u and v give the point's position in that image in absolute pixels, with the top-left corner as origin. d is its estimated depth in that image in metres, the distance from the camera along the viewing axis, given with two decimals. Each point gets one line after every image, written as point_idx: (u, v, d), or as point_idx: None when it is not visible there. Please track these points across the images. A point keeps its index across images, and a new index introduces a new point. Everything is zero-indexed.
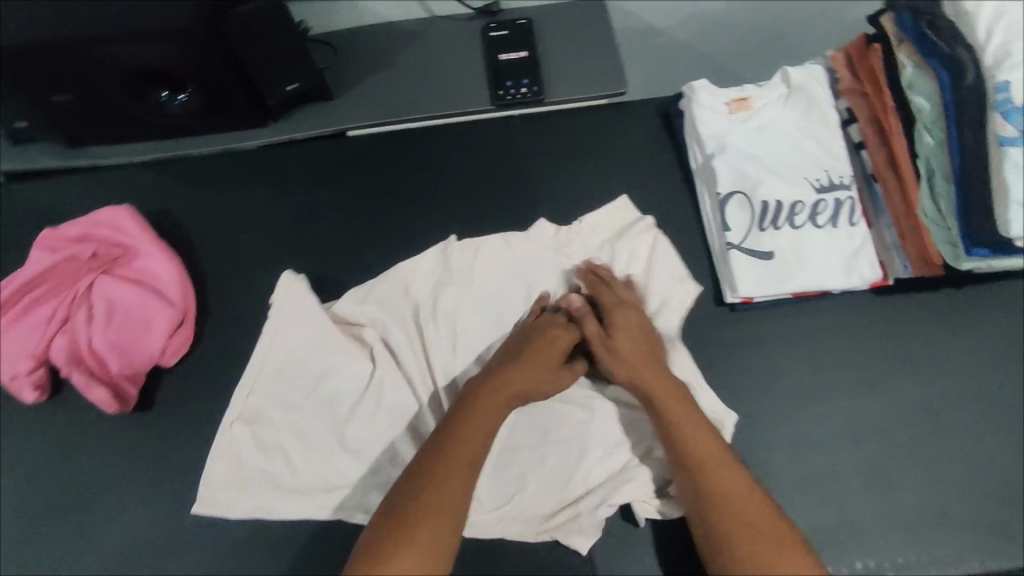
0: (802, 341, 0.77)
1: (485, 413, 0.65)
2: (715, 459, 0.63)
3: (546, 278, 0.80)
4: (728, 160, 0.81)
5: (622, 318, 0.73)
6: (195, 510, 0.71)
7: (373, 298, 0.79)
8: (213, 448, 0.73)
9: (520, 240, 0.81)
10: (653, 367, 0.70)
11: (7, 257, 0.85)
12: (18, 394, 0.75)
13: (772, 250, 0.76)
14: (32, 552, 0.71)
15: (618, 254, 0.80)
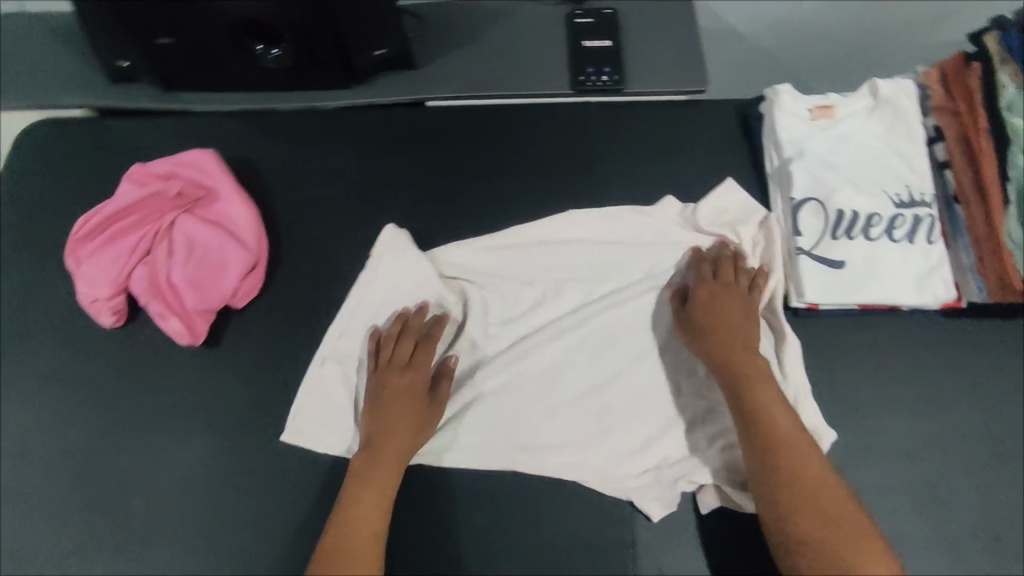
0: (862, 354, 0.77)
1: (400, 419, 0.73)
2: (801, 450, 0.68)
3: (642, 258, 0.82)
4: (807, 166, 0.80)
5: (724, 302, 0.76)
6: (281, 437, 0.74)
7: (459, 257, 0.82)
8: (305, 382, 0.76)
9: (616, 222, 0.83)
10: (750, 354, 0.73)
11: (94, 188, 0.89)
12: (96, 317, 0.78)
13: (843, 259, 0.76)
14: (92, 466, 0.74)
15: (745, 236, 0.81)
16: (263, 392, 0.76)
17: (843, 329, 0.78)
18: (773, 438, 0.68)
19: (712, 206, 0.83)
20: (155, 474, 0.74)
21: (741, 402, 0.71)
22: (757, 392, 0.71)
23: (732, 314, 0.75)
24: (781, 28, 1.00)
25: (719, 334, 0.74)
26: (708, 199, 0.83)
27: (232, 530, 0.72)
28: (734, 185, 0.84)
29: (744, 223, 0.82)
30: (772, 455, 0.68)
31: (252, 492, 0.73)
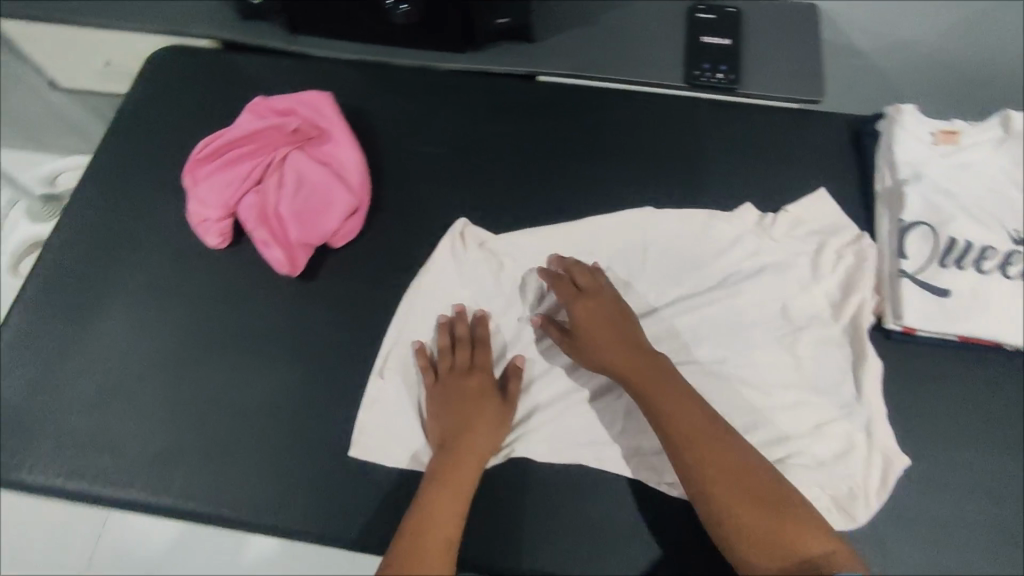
0: (954, 388, 0.75)
1: (463, 416, 0.72)
2: (711, 439, 0.67)
3: (727, 259, 0.81)
4: (923, 190, 0.78)
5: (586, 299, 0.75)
6: (350, 454, 0.73)
7: (523, 249, 0.83)
8: (365, 396, 0.75)
9: (703, 220, 0.83)
10: (619, 347, 0.73)
11: (214, 116, 0.93)
12: (204, 237, 0.82)
13: (950, 288, 0.74)
14: (178, 375, 0.76)
15: (827, 249, 0.81)
16: (350, 331, 0.79)
17: (936, 360, 0.76)
18: (691, 435, 0.67)
19: (800, 214, 0.83)
20: (237, 392, 0.76)
21: (653, 408, 0.69)
22: (648, 383, 0.70)
23: (587, 308, 0.75)
24: (903, 50, 0.96)
25: (590, 334, 0.74)
26: (790, 208, 0.83)
27: (301, 459, 0.73)
28: (822, 197, 0.84)
29: (836, 237, 0.81)
30: (695, 453, 0.66)
31: (325, 425, 0.74)
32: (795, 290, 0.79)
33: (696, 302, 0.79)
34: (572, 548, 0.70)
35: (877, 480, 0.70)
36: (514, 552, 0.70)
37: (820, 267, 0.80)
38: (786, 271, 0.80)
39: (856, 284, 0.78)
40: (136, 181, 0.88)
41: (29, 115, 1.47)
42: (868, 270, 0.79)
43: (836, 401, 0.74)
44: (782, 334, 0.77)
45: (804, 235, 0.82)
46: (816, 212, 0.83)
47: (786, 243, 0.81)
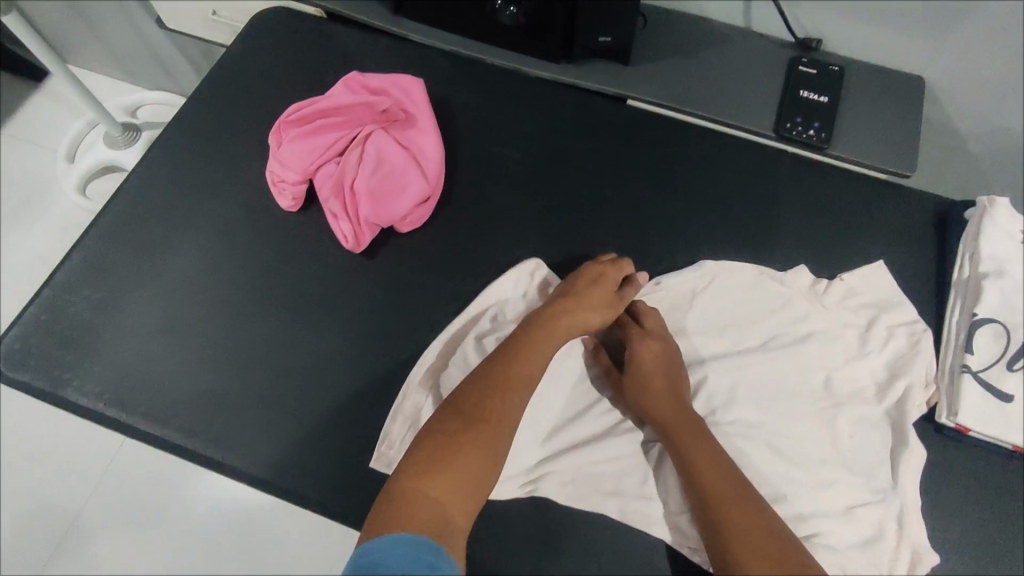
0: (999, 495, 0.72)
1: (529, 356, 0.71)
2: (731, 495, 0.65)
3: (785, 317, 0.79)
4: (1002, 288, 0.76)
5: (652, 349, 0.75)
6: (371, 465, 0.72)
7: None
8: (393, 407, 0.75)
9: (765, 275, 0.81)
10: (665, 391, 0.72)
11: (306, 82, 0.95)
12: (279, 197, 0.84)
13: (1014, 394, 0.72)
14: (227, 325, 0.78)
15: (879, 326, 0.78)
16: (402, 314, 0.80)
17: (986, 465, 0.73)
18: (711, 488, 0.66)
19: (854, 283, 0.81)
20: (283, 353, 0.77)
21: (678, 454, 0.69)
22: (682, 430, 0.70)
23: (647, 350, 0.75)
24: (1006, 140, 0.92)
25: (642, 376, 0.73)
26: (847, 277, 0.81)
27: (333, 430, 0.74)
28: (882, 271, 0.82)
29: (894, 315, 0.79)
30: (711, 503, 0.65)
31: (361, 402, 0.75)
32: (850, 362, 0.77)
33: (745, 356, 0.77)
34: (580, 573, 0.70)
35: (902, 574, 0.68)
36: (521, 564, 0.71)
37: (882, 345, 0.78)
38: (842, 343, 0.78)
39: (918, 369, 0.76)
40: (224, 130, 0.91)
41: (128, 48, 1.54)
42: (928, 356, 0.76)
43: (870, 485, 0.71)
44: (830, 404, 0.75)
45: (857, 308, 0.80)
46: (874, 282, 0.81)
47: (850, 313, 0.79)
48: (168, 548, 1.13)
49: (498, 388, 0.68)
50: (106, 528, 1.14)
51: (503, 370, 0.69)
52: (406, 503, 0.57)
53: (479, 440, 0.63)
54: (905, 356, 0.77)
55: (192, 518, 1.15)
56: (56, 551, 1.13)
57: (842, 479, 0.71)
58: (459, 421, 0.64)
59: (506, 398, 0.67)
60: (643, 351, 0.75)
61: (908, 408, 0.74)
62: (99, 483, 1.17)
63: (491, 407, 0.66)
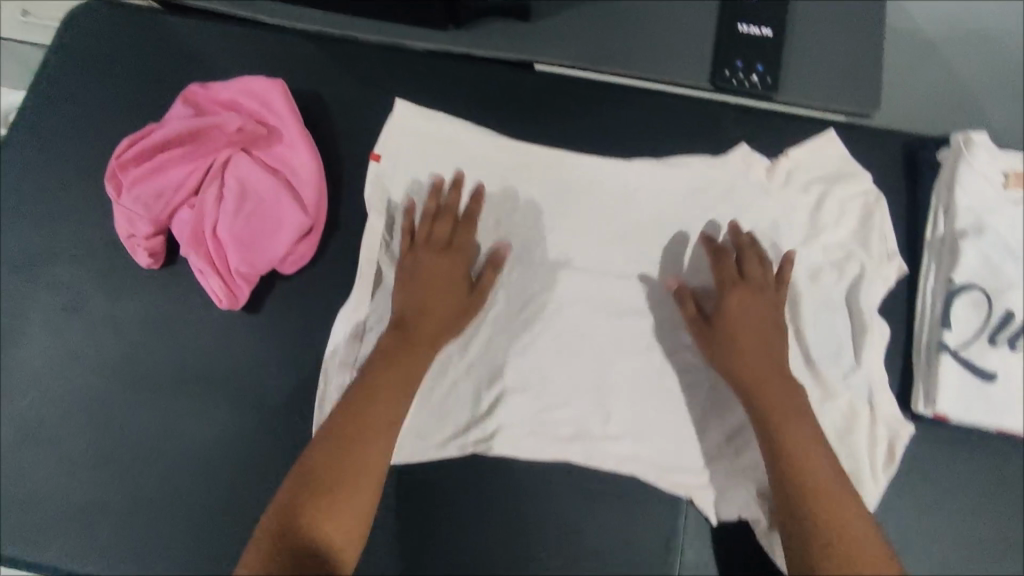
0: (985, 481, 0.65)
1: (407, 371, 0.65)
2: (783, 424, 0.62)
3: None
4: (981, 247, 0.65)
5: (753, 280, 0.68)
6: None
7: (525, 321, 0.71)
8: None
9: (696, 202, 0.73)
10: (758, 322, 0.66)
11: (136, 93, 0.77)
12: (134, 254, 0.70)
13: (997, 371, 0.63)
14: (102, 417, 0.68)
15: (826, 206, 0.72)
16: (302, 376, 0.69)
17: (970, 448, 0.65)
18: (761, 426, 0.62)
19: (798, 160, 0.73)
20: (176, 444, 0.68)
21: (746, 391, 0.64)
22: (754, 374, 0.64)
23: (756, 271, 0.68)
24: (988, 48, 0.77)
25: (743, 293, 0.67)
26: (791, 153, 0.73)
27: (242, 518, 0.66)
28: (832, 140, 0.73)
29: (837, 183, 0.72)
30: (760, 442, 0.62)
31: (268, 484, 0.66)
32: (807, 245, 0.71)
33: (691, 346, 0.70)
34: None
35: None
36: None
37: (836, 222, 0.71)
38: (789, 226, 0.72)
39: (868, 245, 0.70)
40: (45, 173, 0.74)
41: None
42: (868, 276, 0.69)
43: None
44: (790, 305, 0.69)
45: (799, 185, 0.72)
46: (823, 157, 0.73)
47: (794, 193, 0.72)
48: None
49: (378, 410, 0.63)
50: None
51: (372, 400, 0.63)
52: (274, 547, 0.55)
53: (342, 481, 0.59)
54: (851, 330, 0.68)
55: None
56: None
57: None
58: (339, 451, 0.60)
59: (392, 417, 0.63)
60: (754, 273, 0.68)
61: (878, 390, 0.66)
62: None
63: (363, 433, 0.61)
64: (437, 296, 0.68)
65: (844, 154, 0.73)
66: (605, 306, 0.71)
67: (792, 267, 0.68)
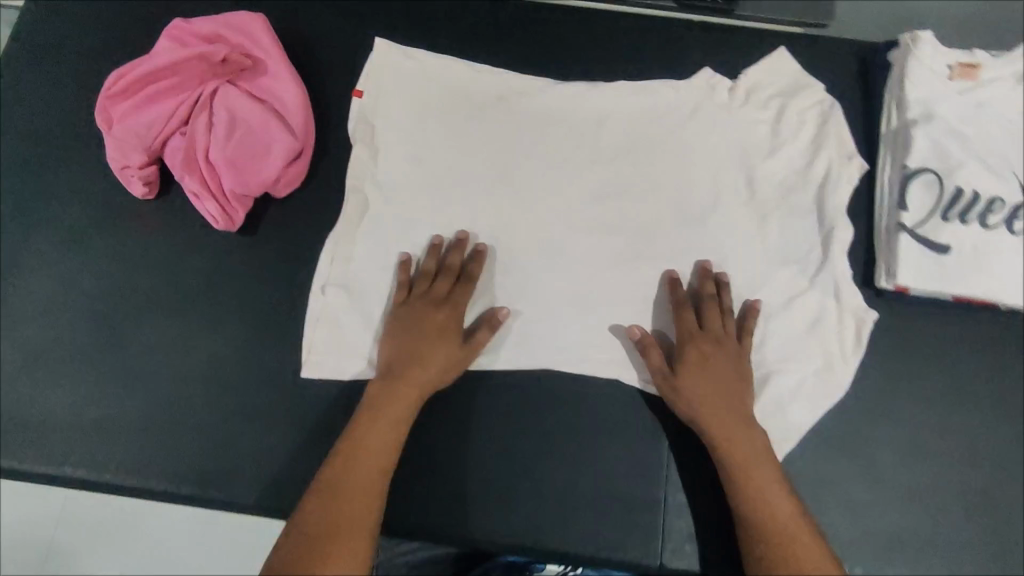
0: (941, 350, 0.71)
1: (390, 422, 0.64)
2: (755, 465, 0.63)
3: (700, 191, 0.75)
4: (932, 133, 0.70)
5: (718, 321, 0.69)
6: (300, 457, 0.68)
7: (512, 228, 0.74)
8: (314, 392, 0.70)
9: (666, 116, 0.77)
10: (728, 359, 0.67)
11: (118, 35, 0.78)
12: (128, 185, 0.72)
13: (950, 244, 0.67)
14: (105, 341, 0.70)
15: (787, 116, 0.76)
16: (303, 295, 0.72)
17: (927, 321, 0.71)
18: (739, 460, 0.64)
19: (758, 76, 0.77)
20: (183, 365, 0.70)
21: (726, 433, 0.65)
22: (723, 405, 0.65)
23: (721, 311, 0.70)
24: None
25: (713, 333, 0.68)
26: (751, 71, 0.77)
27: (250, 427, 0.69)
28: (785, 57, 0.78)
29: (795, 95, 0.77)
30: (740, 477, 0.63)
31: (274, 393, 0.70)
32: (771, 155, 0.76)
33: (669, 245, 0.74)
34: (544, 539, 0.66)
35: (845, 443, 0.69)
36: (476, 523, 0.67)
37: (797, 132, 0.76)
38: (752, 136, 0.76)
39: (828, 149, 0.75)
40: (35, 115, 0.76)
41: None
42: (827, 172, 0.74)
43: (811, 360, 0.70)
44: (756, 209, 0.75)
45: (764, 98, 0.77)
46: (780, 72, 0.78)
47: (756, 106, 0.77)
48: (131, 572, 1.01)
49: (364, 464, 0.62)
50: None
51: (356, 455, 0.63)
52: None
53: (340, 504, 0.60)
54: (814, 220, 0.74)
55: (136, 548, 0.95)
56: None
57: (768, 339, 0.71)
58: (330, 506, 0.60)
59: (379, 467, 0.63)
60: (719, 317, 0.69)
61: (843, 282, 0.72)
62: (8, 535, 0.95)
63: (352, 485, 0.61)
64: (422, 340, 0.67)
65: (800, 70, 0.78)
66: (585, 214, 0.75)
67: (753, 318, 0.70)
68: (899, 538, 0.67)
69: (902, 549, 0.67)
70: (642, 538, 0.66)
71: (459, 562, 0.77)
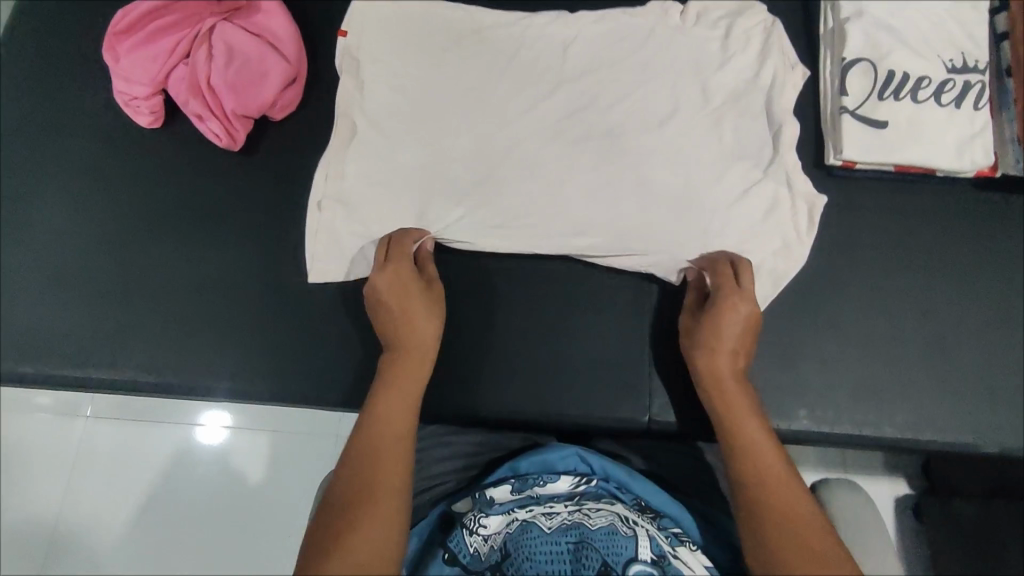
0: (893, 217, 0.77)
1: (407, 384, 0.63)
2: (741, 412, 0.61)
3: (663, 88, 0.80)
4: (863, 26, 0.78)
5: (734, 277, 0.69)
6: (308, 350, 0.73)
7: (491, 136, 0.79)
8: (317, 293, 0.74)
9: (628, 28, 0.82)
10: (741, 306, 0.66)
11: None
12: (135, 115, 0.78)
13: (887, 119, 0.75)
14: (120, 258, 0.75)
15: (734, 34, 0.81)
16: (301, 205, 0.77)
17: (876, 195, 0.78)
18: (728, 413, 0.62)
19: (706, 3, 0.82)
20: (194, 272, 0.75)
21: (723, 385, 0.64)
22: (716, 376, 0.64)
23: (735, 270, 0.69)
24: None
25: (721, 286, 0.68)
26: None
27: (259, 326, 0.73)
28: None
29: (740, 16, 0.82)
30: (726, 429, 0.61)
31: (279, 295, 0.74)
32: (722, 68, 0.81)
33: (639, 137, 0.79)
34: (540, 407, 0.73)
35: (812, 306, 0.74)
36: (478, 397, 0.73)
37: (745, 47, 0.81)
38: (704, 53, 0.82)
39: (773, 59, 0.80)
40: (37, 59, 0.80)
41: None
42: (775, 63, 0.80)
43: (770, 244, 0.75)
44: (713, 116, 0.79)
45: (710, 22, 0.82)
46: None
47: (704, 30, 0.82)
48: (168, 509, 1.12)
49: (389, 426, 0.60)
50: (133, 503, 1.12)
51: (377, 420, 0.60)
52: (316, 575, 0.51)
53: (375, 463, 0.58)
54: (767, 117, 0.79)
55: (210, 463, 1.13)
56: (63, 552, 1.10)
57: (730, 225, 0.76)
58: (359, 470, 0.57)
59: (401, 427, 0.61)
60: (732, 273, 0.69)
61: (794, 174, 0.77)
62: (99, 465, 1.13)
63: (380, 446, 0.59)
64: (412, 309, 0.67)
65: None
66: (558, 117, 0.80)
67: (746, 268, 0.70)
68: (867, 387, 0.72)
69: (870, 396, 0.72)
70: (630, 400, 0.73)
71: (457, 473, 0.73)
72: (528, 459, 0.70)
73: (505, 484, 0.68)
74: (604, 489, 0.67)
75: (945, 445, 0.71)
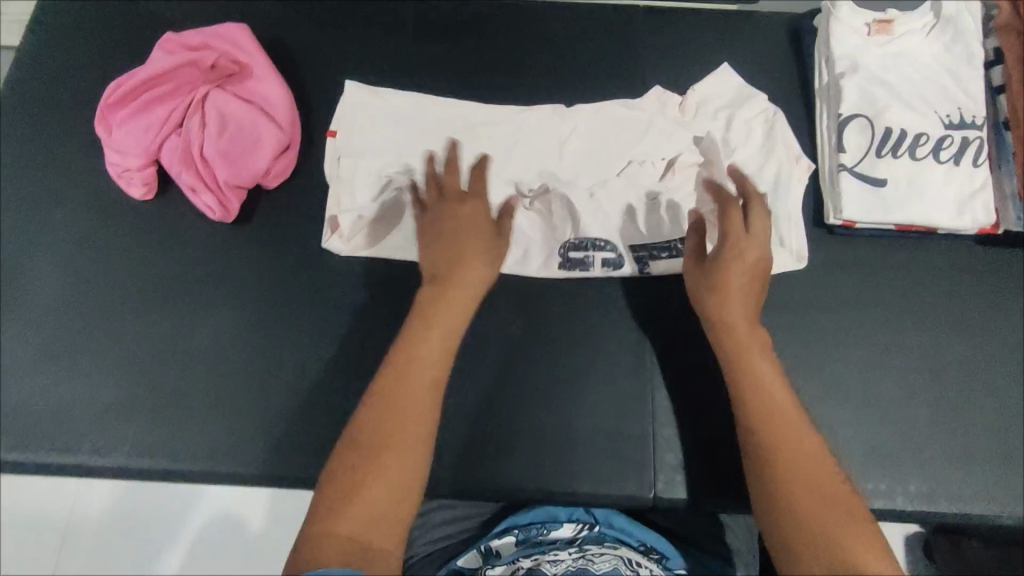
0: (895, 276, 0.76)
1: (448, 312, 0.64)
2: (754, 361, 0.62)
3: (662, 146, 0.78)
4: (859, 82, 0.77)
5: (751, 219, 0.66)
6: (305, 427, 0.71)
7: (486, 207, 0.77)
8: (313, 366, 0.73)
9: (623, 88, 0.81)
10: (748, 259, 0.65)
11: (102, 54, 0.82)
12: (127, 187, 0.77)
13: (887, 178, 0.74)
14: (114, 335, 0.74)
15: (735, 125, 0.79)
16: (295, 276, 0.76)
17: (878, 253, 0.77)
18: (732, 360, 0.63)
19: (704, 93, 0.81)
20: (189, 348, 0.73)
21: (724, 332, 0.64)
22: (737, 335, 0.63)
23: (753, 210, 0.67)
24: None
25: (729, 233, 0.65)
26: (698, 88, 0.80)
27: (254, 404, 0.72)
28: (728, 73, 0.81)
29: (740, 108, 0.79)
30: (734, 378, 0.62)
31: (275, 371, 0.73)
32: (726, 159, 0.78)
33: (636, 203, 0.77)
34: (543, 482, 0.70)
35: (817, 370, 0.73)
36: (478, 475, 0.70)
37: (747, 138, 0.79)
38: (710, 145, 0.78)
39: (779, 152, 0.78)
40: (30, 133, 0.80)
41: None
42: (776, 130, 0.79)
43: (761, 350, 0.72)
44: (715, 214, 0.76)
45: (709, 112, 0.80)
46: (720, 86, 0.81)
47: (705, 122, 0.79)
48: None
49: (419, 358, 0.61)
50: None
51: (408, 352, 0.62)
52: (337, 509, 0.53)
53: (399, 397, 0.59)
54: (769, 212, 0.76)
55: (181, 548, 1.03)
56: None
57: None
58: (384, 409, 0.58)
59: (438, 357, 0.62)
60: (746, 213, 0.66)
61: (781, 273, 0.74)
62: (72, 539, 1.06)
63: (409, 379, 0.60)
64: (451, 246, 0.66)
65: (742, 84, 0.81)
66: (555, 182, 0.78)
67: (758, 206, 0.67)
68: (877, 454, 0.71)
69: (880, 463, 0.71)
70: (637, 473, 0.71)
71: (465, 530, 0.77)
72: (530, 511, 0.73)
73: (509, 534, 0.71)
74: (607, 535, 0.71)
75: (959, 513, 0.70)
